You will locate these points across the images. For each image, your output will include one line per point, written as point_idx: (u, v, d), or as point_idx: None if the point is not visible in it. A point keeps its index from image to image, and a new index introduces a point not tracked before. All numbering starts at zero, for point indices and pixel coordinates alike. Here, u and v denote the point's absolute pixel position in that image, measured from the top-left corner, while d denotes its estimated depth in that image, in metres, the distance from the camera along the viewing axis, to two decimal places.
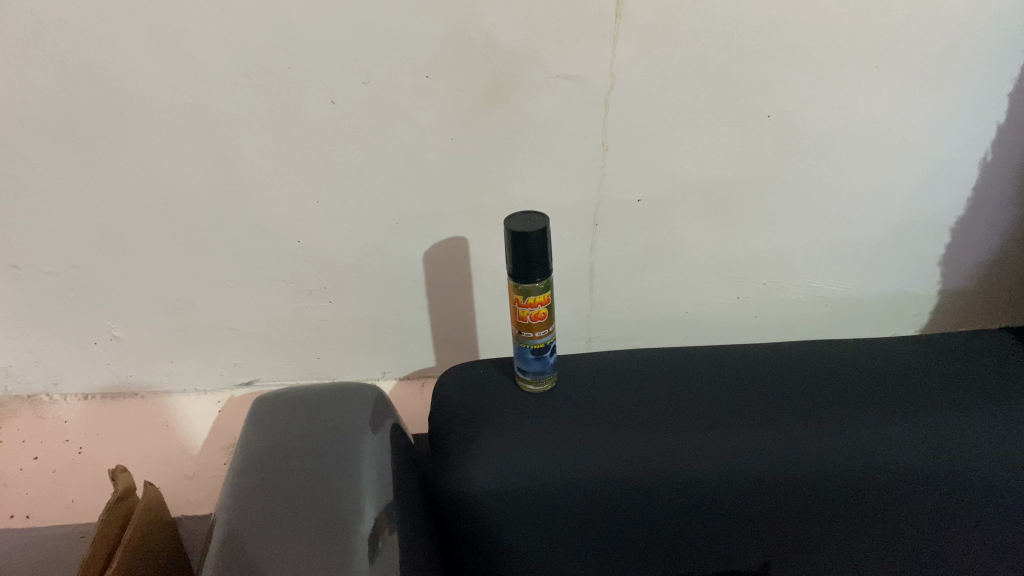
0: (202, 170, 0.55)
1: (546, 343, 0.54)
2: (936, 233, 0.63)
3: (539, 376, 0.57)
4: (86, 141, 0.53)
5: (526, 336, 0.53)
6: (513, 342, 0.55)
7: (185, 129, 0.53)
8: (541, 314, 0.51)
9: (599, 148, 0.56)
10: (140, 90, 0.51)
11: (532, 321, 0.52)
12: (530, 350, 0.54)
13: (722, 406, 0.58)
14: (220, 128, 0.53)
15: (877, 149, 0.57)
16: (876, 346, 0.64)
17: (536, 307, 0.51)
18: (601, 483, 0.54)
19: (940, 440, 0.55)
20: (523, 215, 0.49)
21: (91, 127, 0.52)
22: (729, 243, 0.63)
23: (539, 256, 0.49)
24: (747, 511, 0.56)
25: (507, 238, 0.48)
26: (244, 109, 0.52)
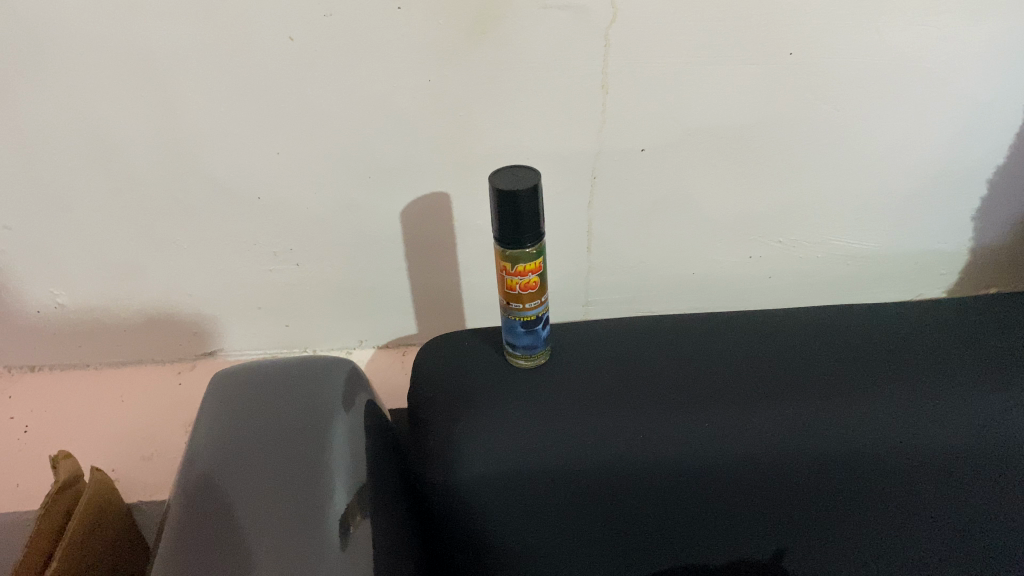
0: (142, 118, 0.48)
1: (539, 315, 0.48)
2: (974, 184, 0.57)
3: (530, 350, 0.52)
4: (4, 86, 0.46)
5: (515, 308, 0.47)
6: (502, 313, 0.49)
7: (118, 72, 0.46)
8: (533, 283, 0.45)
9: (598, 90, 0.49)
10: (64, 27, 0.44)
11: (522, 292, 0.46)
12: (519, 323, 0.48)
13: (734, 380, 0.53)
14: (159, 70, 0.46)
15: (913, 90, 0.51)
16: (903, 306, 0.58)
17: (527, 276, 0.45)
18: (600, 468, 0.49)
19: (977, 416, 0.49)
20: (512, 170, 0.43)
21: (11, 72, 0.46)
22: (743, 197, 0.56)
23: (531, 217, 0.42)
24: (761, 495, 0.51)
25: (493, 197, 0.42)
26: (186, 48, 0.45)
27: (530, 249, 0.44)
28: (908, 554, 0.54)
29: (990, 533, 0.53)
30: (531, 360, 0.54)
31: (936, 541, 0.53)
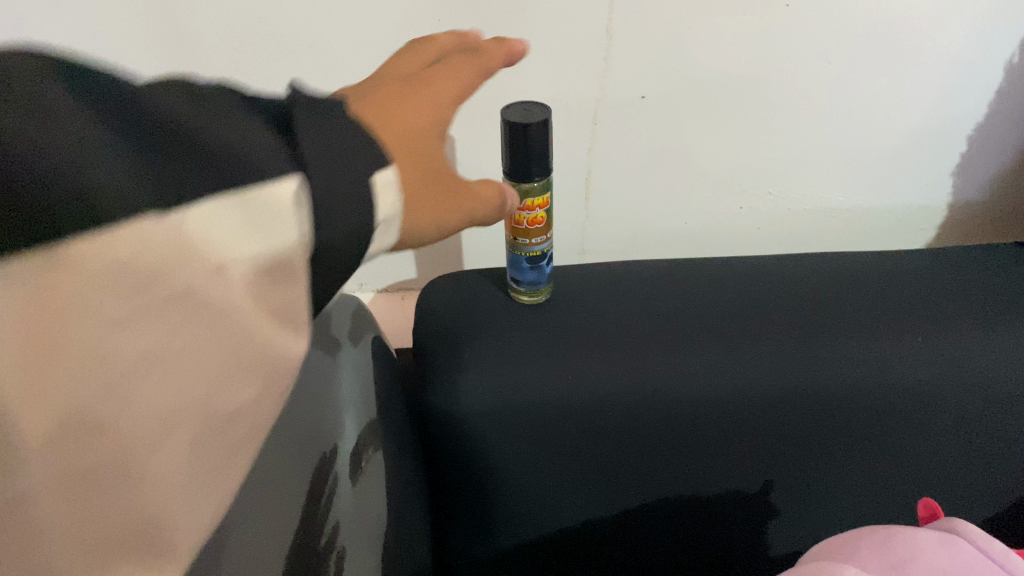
0: (157, 49, 0.49)
1: (543, 251, 0.50)
2: (955, 140, 0.59)
3: (534, 285, 0.54)
4: (21, 19, 0.47)
5: (522, 243, 0.49)
6: (509, 251, 0.51)
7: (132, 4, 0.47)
8: (540, 218, 0.47)
9: (602, 37, 0.51)
10: None
11: (529, 226, 0.48)
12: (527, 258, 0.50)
13: (728, 319, 0.55)
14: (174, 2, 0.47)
15: (900, 46, 0.53)
16: (885, 257, 0.61)
17: (534, 211, 0.47)
18: (598, 401, 0.51)
19: (956, 358, 0.51)
20: (522, 106, 0.44)
21: (29, 5, 0.46)
22: (736, 148, 0.58)
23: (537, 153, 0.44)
24: (750, 429, 0.53)
25: (504, 131, 0.43)
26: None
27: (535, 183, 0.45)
28: (888, 488, 0.57)
29: (965, 472, 0.56)
30: (536, 298, 0.56)
31: (915, 476, 0.56)
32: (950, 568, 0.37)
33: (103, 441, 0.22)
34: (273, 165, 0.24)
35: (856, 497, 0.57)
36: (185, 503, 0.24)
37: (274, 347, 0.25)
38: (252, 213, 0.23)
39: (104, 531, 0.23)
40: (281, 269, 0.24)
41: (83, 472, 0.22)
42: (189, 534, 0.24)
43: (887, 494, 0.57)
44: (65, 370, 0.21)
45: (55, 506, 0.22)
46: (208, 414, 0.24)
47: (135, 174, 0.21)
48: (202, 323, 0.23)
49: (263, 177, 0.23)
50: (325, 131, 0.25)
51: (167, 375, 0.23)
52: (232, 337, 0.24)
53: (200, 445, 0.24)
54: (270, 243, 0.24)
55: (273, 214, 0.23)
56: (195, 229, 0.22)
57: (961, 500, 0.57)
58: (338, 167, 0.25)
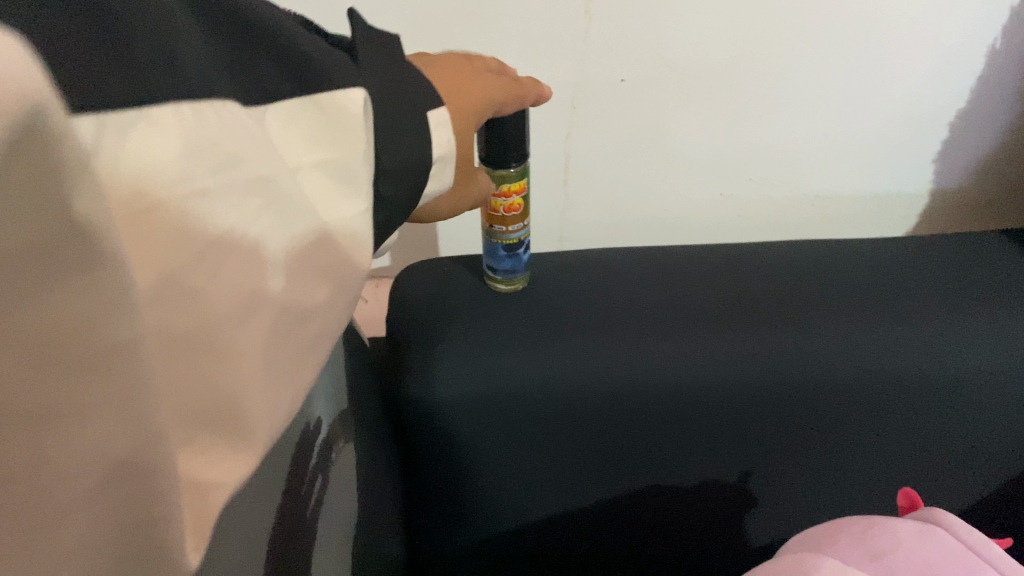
0: None
1: (520, 239, 0.49)
2: (937, 126, 0.59)
3: (511, 274, 0.54)
4: None
5: (498, 232, 0.48)
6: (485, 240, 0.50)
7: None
8: (517, 206, 0.46)
9: (581, 17, 0.49)
10: None
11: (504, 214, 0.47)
12: (504, 247, 0.49)
13: (707, 307, 0.54)
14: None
15: (884, 31, 0.52)
16: (866, 244, 0.60)
17: (511, 198, 0.46)
18: (577, 388, 0.50)
19: (938, 346, 0.51)
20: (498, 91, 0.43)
21: None
22: (717, 132, 0.58)
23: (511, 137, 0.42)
24: (729, 418, 0.53)
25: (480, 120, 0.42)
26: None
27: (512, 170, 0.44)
28: (867, 478, 0.56)
29: (944, 461, 0.55)
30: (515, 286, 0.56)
31: (894, 465, 0.56)
32: (930, 556, 0.37)
33: (209, 303, 0.18)
34: (346, 77, 0.26)
35: (835, 487, 0.57)
36: (269, 397, 0.20)
37: (345, 250, 0.24)
38: (325, 112, 0.25)
39: (198, 409, 0.18)
40: (351, 169, 0.25)
41: (187, 340, 0.18)
42: (270, 420, 0.20)
43: (866, 483, 0.57)
44: (168, 213, 0.18)
45: (160, 378, 0.18)
46: (289, 301, 0.21)
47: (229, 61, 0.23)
48: (296, 196, 0.22)
49: (339, 83, 0.25)
50: (381, 60, 0.29)
51: (261, 243, 0.20)
52: (315, 220, 0.22)
53: (282, 334, 0.21)
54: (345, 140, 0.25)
55: (344, 118, 0.25)
56: (277, 122, 0.23)
57: (940, 488, 0.57)
58: (396, 87, 0.29)
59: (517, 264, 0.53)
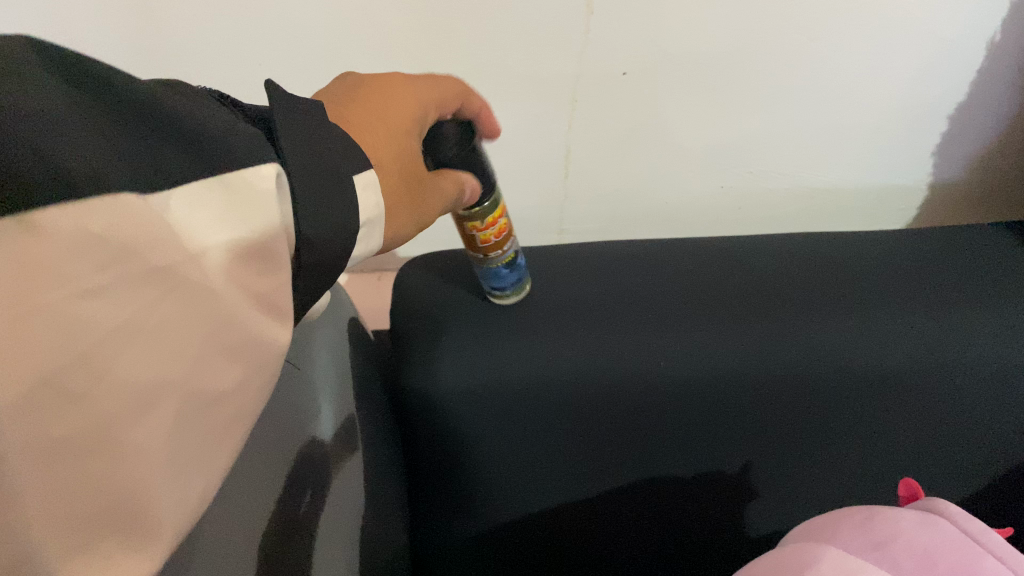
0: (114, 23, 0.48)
1: (513, 252, 0.50)
2: (935, 118, 0.59)
3: (513, 287, 0.53)
4: None
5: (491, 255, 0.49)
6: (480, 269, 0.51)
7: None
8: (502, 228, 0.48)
9: (581, 12, 0.49)
10: None
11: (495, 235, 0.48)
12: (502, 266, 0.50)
13: (706, 297, 0.55)
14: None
15: (884, 25, 0.52)
16: (865, 236, 0.60)
17: (496, 223, 0.47)
18: (577, 382, 0.51)
19: (937, 340, 0.51)
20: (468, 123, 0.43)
21: None
22: (716, 124, 0.58)
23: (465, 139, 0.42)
24: (728, 410, 0.53)
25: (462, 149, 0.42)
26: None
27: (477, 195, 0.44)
28: (865, 467, 0.57)
29: (942, 451, 0.55)
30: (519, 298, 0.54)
31: (892, 456, 0.56)
32: (928, 543, 0.37)
33: (99, 401, 0.18)
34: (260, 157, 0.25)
35: (834, 477, 0.57)
36: (174, 491, 0.19)
37: (265, 329, 0.23)
38: (234, 190, 0.23)
39: (84, 511, 0.17)
40: (271, 244, 0.24)
41: (61, 449, 0.17)
42: (177, 511, 0.19)
43: (865, 473, 0.57)
44: (46, 320, 0.17)
45: (34, 490, 0.17)
46: (196, 388, 0.20)
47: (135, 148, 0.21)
48: (199, 281, 0.21)
49: (253, 165, 0.24)
50: (300, 129, 0.27)
51: (154, 336, 0.19)
52: (233, 301, 0.22)
53: (188, 422, 0.20)
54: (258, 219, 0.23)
55: (257, 198, 0.24)
56: (183, 205, 0.21)
57: (937, 477, 0.57)
58: (316, 160, 0.27)
59: (515, 277, 0.52)
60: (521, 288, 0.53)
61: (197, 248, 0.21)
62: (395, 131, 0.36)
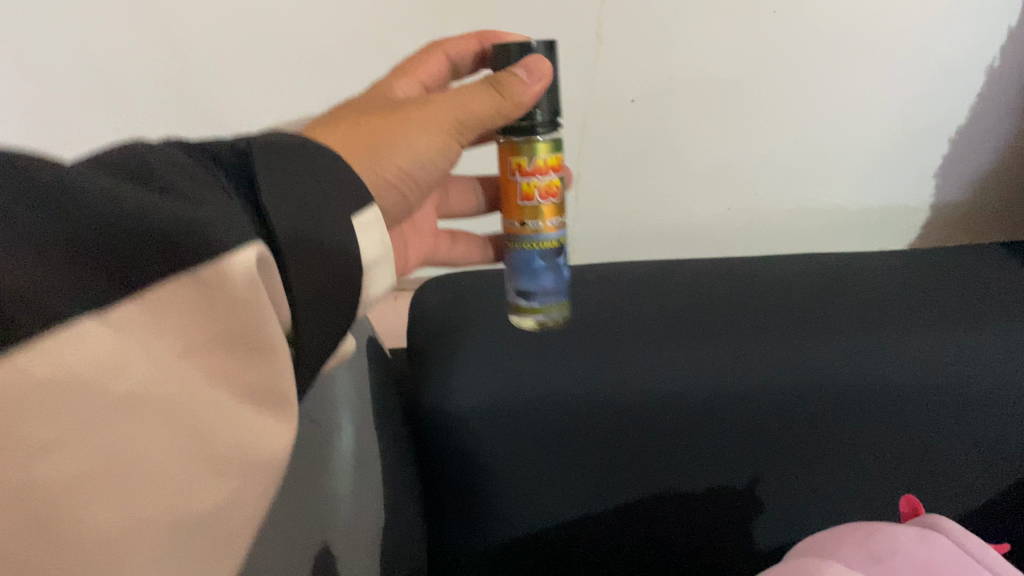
0: (149, 35, 0.53)
1: (556, 243, 0.43)
2: (937, 141, 0.60)
3: (547, 298, 0.45)
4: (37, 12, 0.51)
5: (525, 230, 0.42)
6: (518, 254, 0.44)
7: (136, 20, 0.53)
8: (552, 183, 0.41)
9: (592, 40, 0.53)
10: None
11: (536, 202, 0.41)
12: (533, 251, 0.43)
13: (713, 318, 0.56)
14: (174, 15, 0.53)
15: (880, 48, 0.55)
16: (869, 258, 0.62)
17: (547, 173, 0.41)
18: (590, 397, 0.52)
19: (941, 356, 0.52)
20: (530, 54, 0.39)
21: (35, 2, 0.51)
22: (726, 149, 0.59)
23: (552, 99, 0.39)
24: (737, 429, 0.54)
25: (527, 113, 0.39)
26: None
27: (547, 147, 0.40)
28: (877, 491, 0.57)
29: (952, 473, 0.56)
30: (543, 322, 0.47)
31: (902, 478, 0.56)
32: (929, 560, 0.38)
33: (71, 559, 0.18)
34: (232, 232, 0.23)
35: (845, 500, 0.57)
36: None
37: (252, 433, 0.22)
38: (217, 284, 0.22)
39: None
40: (260, 334, 0.23)
41: None
42: None
43: (877, 497, 0.57)
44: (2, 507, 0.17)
45: None
46: (183, 515, 0.20)
47: (83, 263, 0.19)
48: (172, 408, 0.20)
49: (223, 244, 0.22)
50: (287, 190, 0.27)
51: (130, 483, 0.19)
52: (210, 419, 0.21)
53: (180, 547, 0.21)
54: (240, 315, 0.22)
55: (239, 290, 0.22)
56: (150, 318, 0.20)
57: (951, 508, 0.57)
58: (302, 218, 0.27)
59: (554, 284, 0.45)
60: (556, 307, 0.45)
61: (164, 380, 0.20)
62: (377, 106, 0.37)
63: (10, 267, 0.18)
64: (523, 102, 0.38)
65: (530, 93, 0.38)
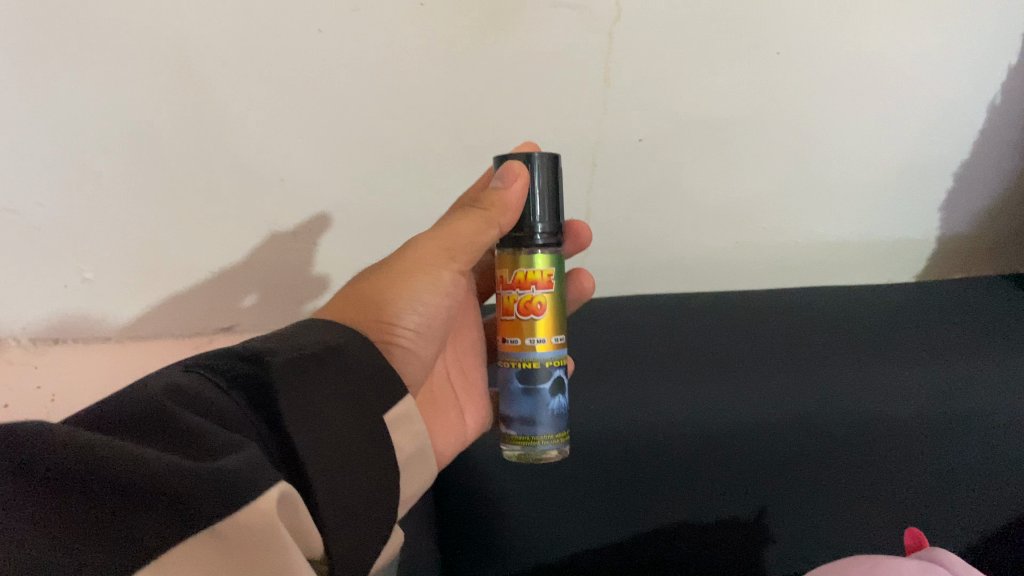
0: (175, 88, 0.54)
1: (542, 365, 0.43)
2: (943, 177, 0.61)
3: (531, 427, 0.43)
4: (65, 60, 0.53)
5: (514, 348, 0.43)
6: (505, 375, 0.44)
7: (165, 66, 0.53)
8: (534, 300, 0.42)
9: (601, 84, 0.55)
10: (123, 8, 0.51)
11: (520, 317, 0.43)
12: (516, 370, 0.43)
13: (720, 354, 0.58)
14: (202, 62, 0.53)
15: (884, 87, 0.56)
16: (890, 289, 0.60)
17: (528, 288, 0.42)
18: (595, 430, 0.56)
19: (937, 385, 0.54)
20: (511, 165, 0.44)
21: (64, 52, 0.52)
22: (734, 187, 0.60)
23: (556, 210, 0.43)
24: (742, 460, 0.56)
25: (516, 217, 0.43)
26: (229, 41, 0.53)
27: (550, 263, 0.43)
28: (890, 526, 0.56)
29: (964, 506, 0.55)
30: (537, 458, 0.43)
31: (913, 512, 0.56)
32: None
33: None
34: (260, 477, 0.26)
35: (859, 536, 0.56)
36: None
37: None
38: (244, 542, 0.25)
39: None
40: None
41: None
42: None
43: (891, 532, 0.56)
44: None
45: None
46: None
47: (130, 515, 0.23)
48: None
49: (250, 494, 0.25)
50: (307, 404, 0.31)
51: None
52: None
53: None
54: (267, 555, 0.25)
55: (263, 538, 0.25)
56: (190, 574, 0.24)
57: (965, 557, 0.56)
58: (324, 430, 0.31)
59: (540, 415, 0.43)
60: (545, 440, 0.43)
61: None
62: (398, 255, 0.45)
63: (62, 531, 0.22)
64: (509, 202, 0.42)
65: (513, 194, 0.42)
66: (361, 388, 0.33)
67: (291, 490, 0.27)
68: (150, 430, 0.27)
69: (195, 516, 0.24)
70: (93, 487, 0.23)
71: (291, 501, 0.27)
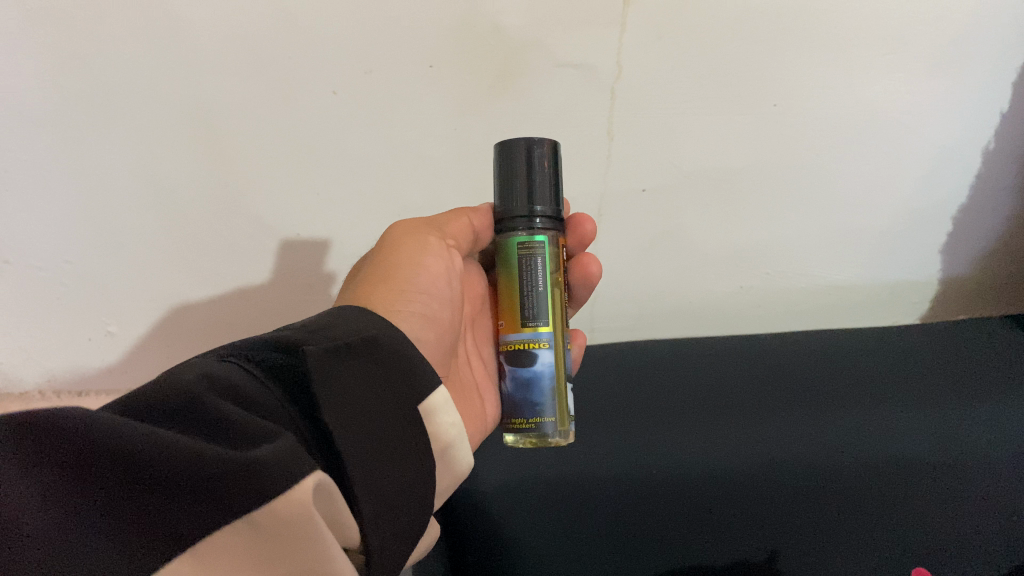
0: (193, 149, 0.56)
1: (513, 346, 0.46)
2: (941, 221, 0.62)
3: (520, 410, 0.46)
4: (84, 126, 0.55)
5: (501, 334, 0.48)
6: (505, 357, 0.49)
7: (182, 128, 0.56)
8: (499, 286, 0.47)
9: (604, 138, 0.57)
10: (140, 78, 0.53)
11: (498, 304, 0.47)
12: (515, 355, 0.46)
13: (730, 399, 0.59)
14: (221, 125, 0.56)
15: (881, 137, 0.58)
16: (890, 333, 0.62)
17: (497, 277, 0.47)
18: (609, 474, 0.57)
19: (946, 431, 0.55)
20: (523, 144, 0.46)
21: (86, 121, 0.55)
22: (737, 233, 0.62)
23: (553, 191, 0.47)
24: (750, 503, 0.57)
25: (509, 194, 0.46)
26: (246, 105, 0.55)
27: (546, 244, 0.46)
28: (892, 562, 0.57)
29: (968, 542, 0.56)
30: (541, 440, 0.45)
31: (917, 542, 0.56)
32: None
33: None
34: (293, 466, 0.27)
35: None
36: None
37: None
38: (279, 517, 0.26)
39: None
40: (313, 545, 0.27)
41: None
42: None
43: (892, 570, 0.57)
44: None
45: None
46: None
47: (166, 507, 0.24)
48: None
49: (286, 483, 0.26)
50: (340, 387, 0.32)
51: None
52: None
53: None
54: (305, 543, 0.27)
55: (295, 516, 0.26)
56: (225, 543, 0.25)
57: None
58: (355, 415, 0.32)
59: (542, 394, 0.45)
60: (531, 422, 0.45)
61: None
62: (386, 246, 0.47)
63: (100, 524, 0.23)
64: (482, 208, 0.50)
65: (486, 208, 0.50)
66: (387, 374, 0.35)
67: (325, 480, 0.28)
68: (188, 411, 0.28)
69: (229, 507, 0.25)
70: (127, 469, 0.24)
71: (326, 490, 0.28)
